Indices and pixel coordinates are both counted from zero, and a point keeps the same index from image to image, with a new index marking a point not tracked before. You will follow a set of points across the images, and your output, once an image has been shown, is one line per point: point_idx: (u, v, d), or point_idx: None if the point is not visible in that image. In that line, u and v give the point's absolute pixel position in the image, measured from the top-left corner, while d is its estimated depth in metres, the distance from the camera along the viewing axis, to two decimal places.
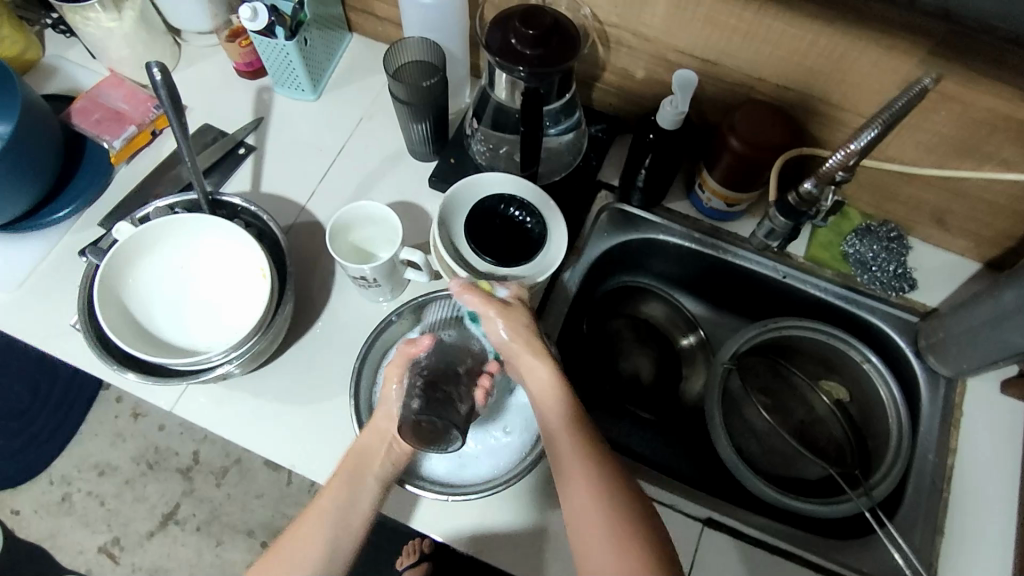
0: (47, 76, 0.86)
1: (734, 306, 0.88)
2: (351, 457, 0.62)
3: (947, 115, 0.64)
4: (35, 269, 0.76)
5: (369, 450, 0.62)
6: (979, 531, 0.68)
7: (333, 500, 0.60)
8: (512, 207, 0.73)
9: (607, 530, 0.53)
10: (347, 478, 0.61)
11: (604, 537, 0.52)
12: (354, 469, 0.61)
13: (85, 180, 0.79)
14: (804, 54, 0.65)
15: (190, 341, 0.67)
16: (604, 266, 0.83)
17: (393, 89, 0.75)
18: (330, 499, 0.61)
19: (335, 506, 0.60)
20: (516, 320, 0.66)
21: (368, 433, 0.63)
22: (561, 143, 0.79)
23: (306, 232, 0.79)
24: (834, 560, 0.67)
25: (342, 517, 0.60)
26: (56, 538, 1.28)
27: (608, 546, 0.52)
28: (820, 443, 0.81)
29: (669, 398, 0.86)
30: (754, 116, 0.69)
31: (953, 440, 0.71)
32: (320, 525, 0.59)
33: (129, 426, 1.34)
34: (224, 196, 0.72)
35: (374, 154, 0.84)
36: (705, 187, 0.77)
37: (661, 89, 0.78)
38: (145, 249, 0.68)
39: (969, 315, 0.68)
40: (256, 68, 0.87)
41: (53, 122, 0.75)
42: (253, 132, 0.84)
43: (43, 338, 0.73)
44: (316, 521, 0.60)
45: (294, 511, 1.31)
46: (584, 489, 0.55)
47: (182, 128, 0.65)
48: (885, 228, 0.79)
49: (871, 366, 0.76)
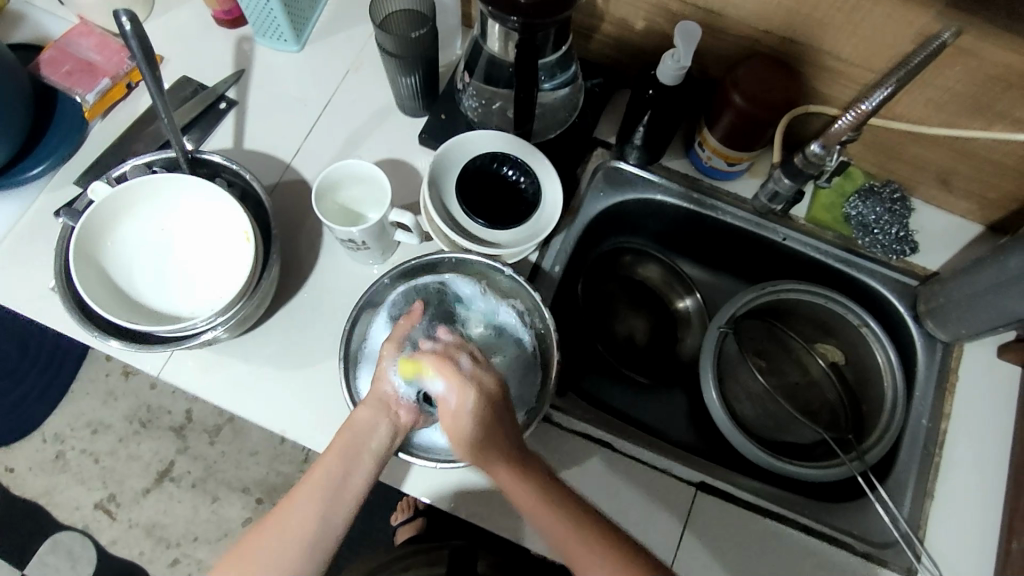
0: (13, 24, 0.81)
1: (734, 268, 0.86)
2: (336, 442, 0.60)
3: (961, 72, 0.61)
4: (11, 230, 0.73)
5: (359, 430, 0.60)
6: (968, 495, 0.68)
7: (327, 472, 0.58)
8: (506, 166, 0.70)
9: (582, 536, 0.55)
10: (333, 458, 0.59)
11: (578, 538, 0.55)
12: (348, 447, 0.59)
13: (59, 136, 0.75)
14: (815, 5, 0.61)
15: (175, 306, 0.65)
16: (600, 226, 0.81)
17: (380, 40, 0.71)
18: (323, 472, 0.58)
19: (328, 480, 0.58)
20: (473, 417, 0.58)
21: (359, 413, 0.60)
22: (557, 98, 0.75)
23: (291, 192, 0.76)
24: (824, 522, 0.67)
25: (337, 487, 0.58)
26: (51, 495, 1.28)
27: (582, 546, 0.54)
28: (814, 406, 0.81)
29: (664, 361, 0.85)
30: (759, 72, 0.66)
31: (947, 405, 0.71)
32: (311, 500, 0.57)
33: (120, 384, 1.33)
34: (204, 154, 0.68)
35: (362, 109, 0.80)
36: (705, 146, 0.74)
37: (662, 41, 0.74)
38: (121, 211, 0.65)
39: (972, 279, 0.66)
40: (235, 16, 0.82)
41: (20, 73, 0.71)
42: (234, 85, 0.81)
43: (23, 303, 0.70)
44: (303, 493, 0.58)
45: (289, 468, 1.32)
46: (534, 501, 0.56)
47: (157, 82, 0.61)
48: (887, 189, 0.77)
49: (869, 330, 0.75)
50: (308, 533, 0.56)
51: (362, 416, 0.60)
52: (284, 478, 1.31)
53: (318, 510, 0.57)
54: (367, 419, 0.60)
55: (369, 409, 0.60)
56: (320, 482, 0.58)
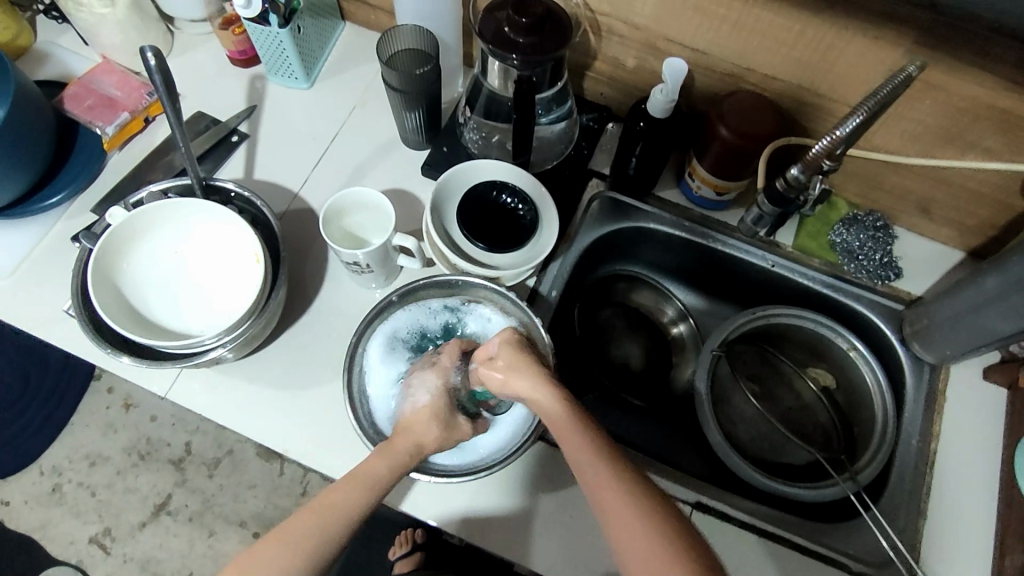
0: (40, 63, 0.85)
1: (725, 294, 0.88)
2: (359, 474, 0.55)
3: (931, 104, 0.65)
4: (26, 257, 0.76)
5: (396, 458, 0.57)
6: (961, 515, 0.69)
7: (346, 497, 0.53)
8: (504, 194, 0.73)
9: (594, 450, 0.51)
10: (356, 490, 0.53)
11: (587, 450, 0.51)
12: (376, 476, 0.55)
13: (78, 167, 0.79)
14: (793, 43, 0.66)
15: (186, 325, 0.68)
16: (596, 254, 0.84)
17: (386, 77, 0.75)
18: (344, 493, 0.53)
19: (353, 510, 0.52)
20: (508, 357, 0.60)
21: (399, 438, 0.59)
22: (553, 132, 0.80)
23: (299, 219, 0.80)
24: (820, 543, 0.68)
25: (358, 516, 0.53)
26: (47, 529, 1.28)
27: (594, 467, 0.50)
28: (808, 429, 0.83)
29: (659, 386, 0.87)
30: (743, 106, 0.70)
31: (937, 425, 0.73)
32: (322, 519, 0.51)
33: (120, 417, 1.34)
34: (218, 181, 0.72)
35: (367, 142, 0.84)
36: (696, 176, 0.78)
37: (652, 79, 0.78)
38: (139, 233, 0.68)
39: (953, 301, 0.69)
40: (249, 56, 0.87)
41: (46, 108, 0.75)
42: (246, 120, 0.85)
43: (36, 324, 0.73)
44: (324, 516, 0.51)
45: (287, 502, 1.32)
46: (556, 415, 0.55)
47: (177, 114, 0.65)
48: (871, 218, 0.80)
49: (857, 353, 0.77)
50: (315, 546, 0.50)
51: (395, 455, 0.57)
52: (281, 511, 1.31)
53: (331, 533, 0.51)
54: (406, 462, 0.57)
55: (386, 458, 0.57)
56: (343, 510, 0.52)
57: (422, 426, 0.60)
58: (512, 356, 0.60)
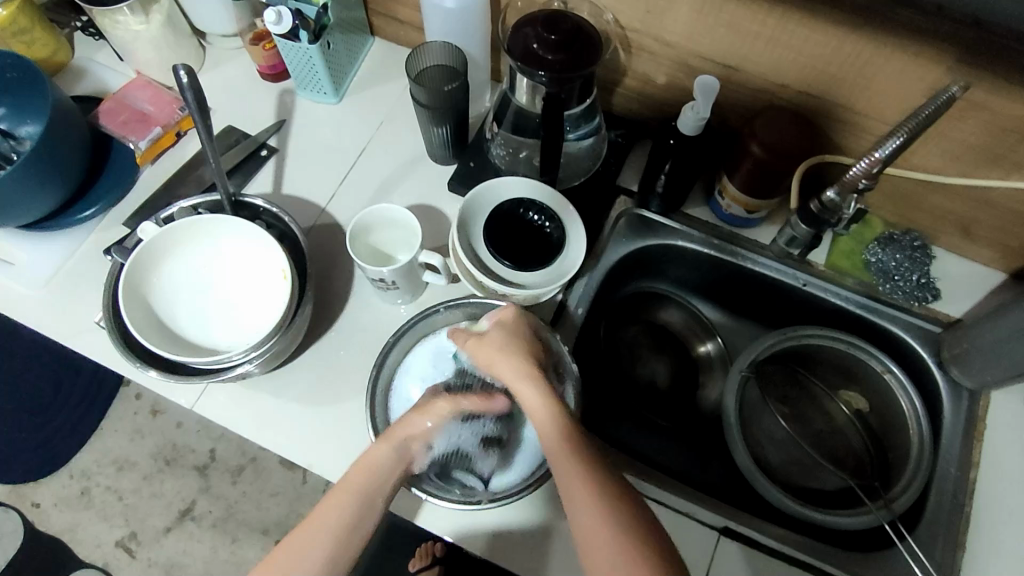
0: (77, 78, 0.87)
1: (755, 313, 0.87)
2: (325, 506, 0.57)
3: (974, 124, 0.63)
4: (60, 268, 0.77)
5: (376, 470, 0.58)
6: (1005, 548, 0.66)
7: (330, 519, 0.56)
8: (532, 212, 0.72)
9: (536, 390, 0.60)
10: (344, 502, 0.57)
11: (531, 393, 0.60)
12: (361, 484, 0.58)
13: (112, 180, 0.81)
14: (828, 60, 0.64)
15: (214, 340, 0.68)
16: (624, 270, 0.83)
17: (414, 93, 0.74)
18: (327, 516, 0.56)
19: (336, 526, 0.56)
20: (515, 349, 0.63)
21: (376, 450, 0.59)
22: (581, 148, 0.78)
23: (326, 234, 0.80)
24: (851, 571, 0.66)
25: (343, 536, 0.56)
26: (75, 532, 1.29)
27: (534, 402, 0.60)
28: (839, 453, 0.80)
29: (686, 405, 0.85)
30: (776, 122, 0.69)
31: (976, 454, 0.70)
32: (319, 541, 0.55)
33: (148, 422, 1.36)
34: (247, 197, 0.73)
35: (393, 156, 0.85)
36: (726, 195, 0.77)
37: (683, 95, 0.77)
38: (169, 248, 0.69)
39: (996, 326, 0.67)
40: (279, 71, 0.88)
41: (82, 122, 0.77)
42: (276, 134, 0.85)
43: (69, 336, 0.74)
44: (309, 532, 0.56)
45: (309, 510, 1.32)
46: (509, 367, 0.62)
47: (208, 129, 0.65)
48: (908, 237, 0.78)
49: (892, 376, 0.75)
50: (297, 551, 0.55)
51: (377, 455, 0.59)
52: (303, 519, 1.32)
53: (324, 549, 0.55)
54: (382, 459, 0.59)
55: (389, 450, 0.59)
56: (325, 526, 0.56)
57: (412, 427, 0.60)
58: (500, 336, 0.64)
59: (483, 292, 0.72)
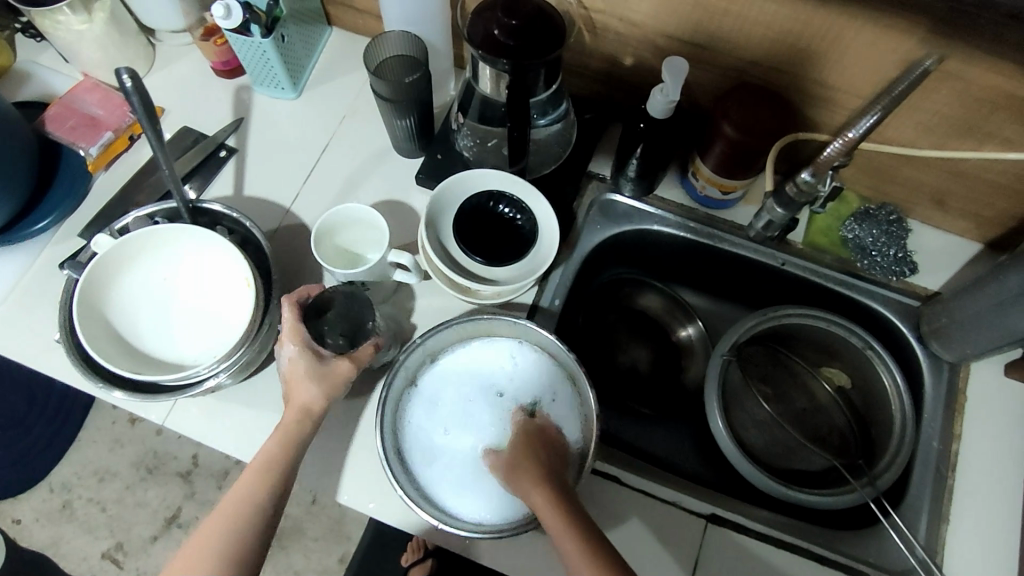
0: (20, 83, 0.83)
1: (734, 293, 0.86)
2: (228, 502, 0.57)
3: (947, 95, 0.62)
4: (16, 284, 0.74)
5: (265, 466, 0.59)
6: (988, 517, 0.66)
7: (218, 537, 0.55)
8: (502, 204, 0.71)
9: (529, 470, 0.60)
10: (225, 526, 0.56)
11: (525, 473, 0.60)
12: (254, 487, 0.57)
13: (64, 189, 0.77)
14: (798, 35, 0.63)
15: (179, 353, 0.66)
16: (600, 257, 0.81)
17: (375, 86, 0.72)
18: (211, 529, 0.56)
19: (219, 548, 0.54)
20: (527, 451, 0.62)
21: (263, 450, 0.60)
22: (549, 134, 0.76)
23: (292, 236, 0.77)
24: (836, 550, 0.66)
25: (226, 556, 0.54)
26: (59, 546, 1.27)
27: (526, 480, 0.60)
28: (822, 432, 0.80)
29: (668, 390, 0.85)
30: (746, 101, 0.67)
31: (957, 426, 0.70)
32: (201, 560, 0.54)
33: (126, 431, 1.33)
34: (205, 203, 0.70)
35: (358, 151, 0.82)
36: (699, 176, 0.75)
37: (651, 76, 0.75)
38: (126, 261, 0.66)
39: (974, 299, 0.66)
40: (234, 67, 0.84)
41: (28, 131, 0.73)
42: (234, 133, 0.82)
43: (28, 356, 0.71)
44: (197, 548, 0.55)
45: (296, 511, 1.30)
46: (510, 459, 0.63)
47: (157, 134, 0.62)
48: (883, 211, 0.77)
49: (873, 352, 0.74)
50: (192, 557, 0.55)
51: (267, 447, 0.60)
52: (291, 520, 1.30)
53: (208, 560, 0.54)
54: (273, 452, 0.59)
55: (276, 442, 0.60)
56: (213, 540, 0.55)
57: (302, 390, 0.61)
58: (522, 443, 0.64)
59: (455, 289, 0.70)
